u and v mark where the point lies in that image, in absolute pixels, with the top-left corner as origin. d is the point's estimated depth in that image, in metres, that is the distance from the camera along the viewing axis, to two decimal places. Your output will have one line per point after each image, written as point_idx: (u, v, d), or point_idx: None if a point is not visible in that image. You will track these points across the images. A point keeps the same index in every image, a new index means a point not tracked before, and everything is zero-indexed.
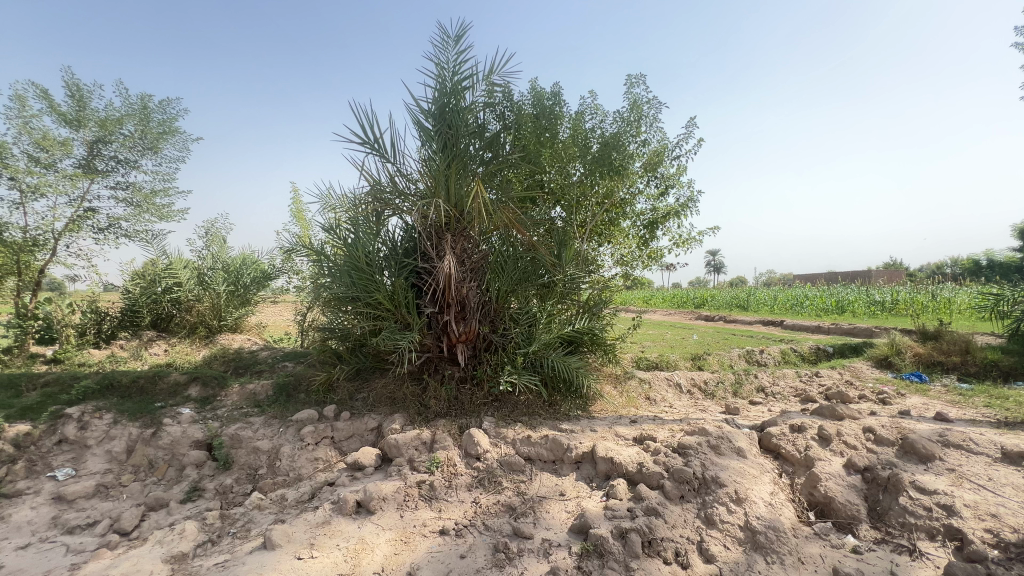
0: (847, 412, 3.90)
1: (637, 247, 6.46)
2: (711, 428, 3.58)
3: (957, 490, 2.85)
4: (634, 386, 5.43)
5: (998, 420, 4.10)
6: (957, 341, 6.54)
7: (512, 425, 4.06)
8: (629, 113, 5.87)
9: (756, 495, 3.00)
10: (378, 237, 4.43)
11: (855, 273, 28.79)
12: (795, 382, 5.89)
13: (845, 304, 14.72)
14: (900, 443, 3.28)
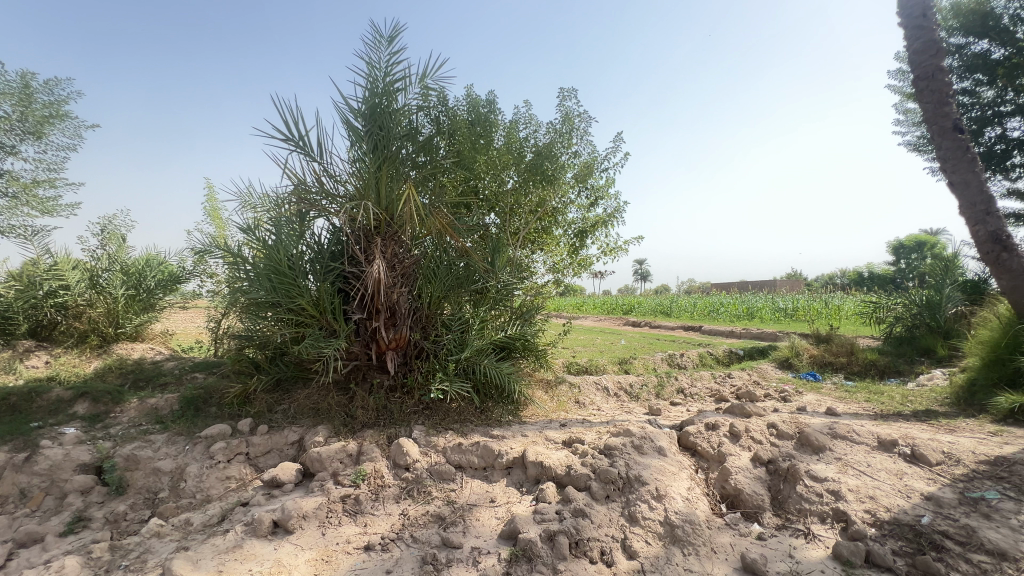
0: (755, 409, 4.25)
1: (568, 254, 6.63)
2: (634, 429, 3.75)
3: (843, 476, 3.20)
4: (564, 390, 5.57)
5: (876, 413, 4.66)
6: (844, 344, 7.37)
7: (442, 432, 3.99)
8: (561, 125, 6.05)
9: (674, 490, 3.18)
10: (302, 239, 4.20)
11: (763, 282, 31.53)
12: (710, 383, 6.33)
13: (754, 311, 16.08)
14: (798, 436, 3.62)
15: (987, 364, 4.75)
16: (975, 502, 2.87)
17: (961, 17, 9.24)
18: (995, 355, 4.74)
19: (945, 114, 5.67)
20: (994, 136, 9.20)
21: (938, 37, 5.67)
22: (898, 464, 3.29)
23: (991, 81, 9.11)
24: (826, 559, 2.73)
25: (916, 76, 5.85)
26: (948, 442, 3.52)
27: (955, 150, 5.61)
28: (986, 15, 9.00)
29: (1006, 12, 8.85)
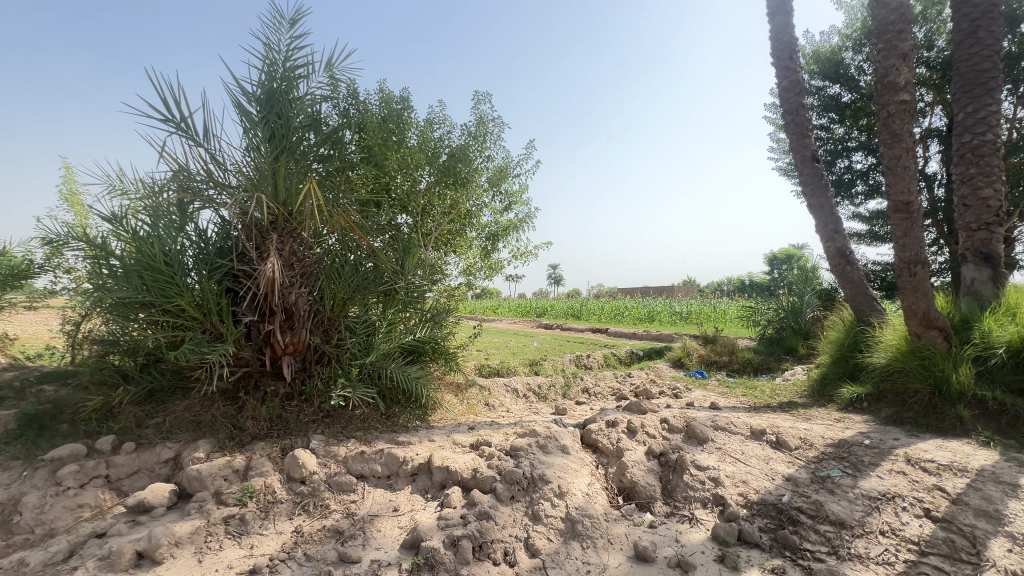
0: (650, 406, 4.57)
1: (480, 257, 6.65)
2: (540, 429, 3.85)
3: (722, 464, 3.56)
4: (474, 393, 5.57)
5: (750, 405, 5.24)
6: (726, 345, 8.22)
7: (344, 441, 3.77)
8: (475, 128, 6.07)
9: (576, 487, 3.31)
10: (183, 232, 3.76)
11: (661, 287, 34.13)
12: (613, 382, 6.71)
13: (654, 314, 17.37)
14: (685, 429, 3.95)
15: (835, 361, 5.56)
16: (823, 480, 3.30)
17: (820, 63, 10.78)
18: (841, 353, 5.55)
19: (806, 145, 6.57)
20: (843, 166, 10.83)
21: (802, 78, 6.55)
22: (765, 451, 3.72)
23: (841, 120, 10.72)
24: (706, 540, 3.00)
25: (784, 110, 6.71)
26: (805, 429, 4.04)
27: (813, 176, 6.52)
28: (839, 64, 10.58)
29: (853, 63, 10.48)
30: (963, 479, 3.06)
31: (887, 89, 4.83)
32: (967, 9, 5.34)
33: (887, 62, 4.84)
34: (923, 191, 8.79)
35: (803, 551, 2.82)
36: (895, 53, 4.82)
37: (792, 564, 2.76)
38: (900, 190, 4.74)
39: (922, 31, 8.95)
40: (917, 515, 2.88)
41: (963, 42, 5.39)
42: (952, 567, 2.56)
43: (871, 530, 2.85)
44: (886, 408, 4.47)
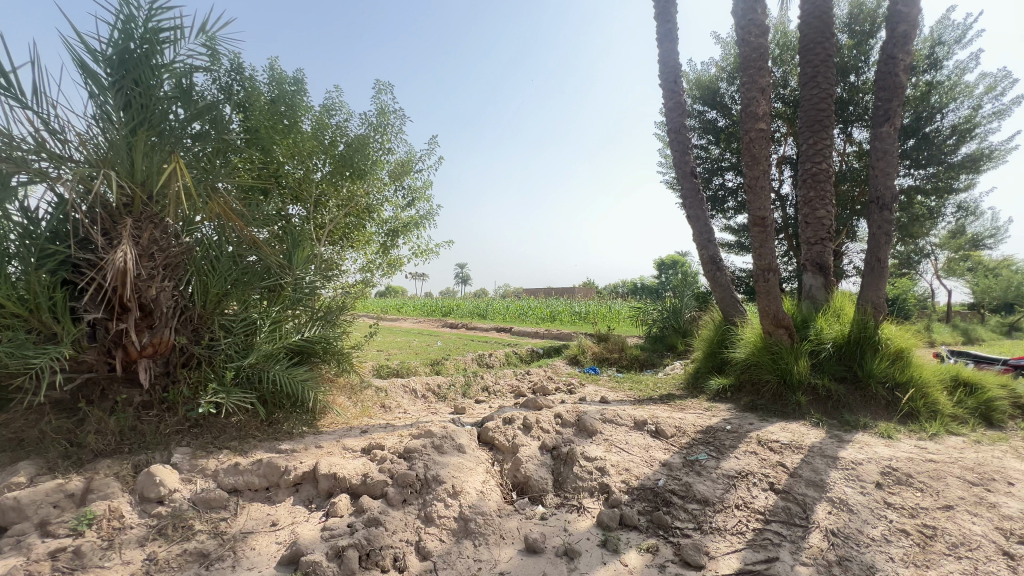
0: (545, 403, 4.75)
1: (378, 254, 6.38)
2: (436, 429, 3.80)
3: (608, 454, 3.79)
4: (369, 395, 5.34)
5: (635, 398, 5.67)
6: (616, 343, 8.84)
7: (214, 453, 3.38)
8: (375, 119, 5.82)
9: (470, 486, 3.31)
10: (2, 211, 3.10)
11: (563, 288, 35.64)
12: (512, 380, 6.86)
13: (556, 313, 18.11)
14: (577, 423, 4.17)
15: (706, 356, 6.22)
16: (692, 463, 3.66)
17: (701, 89, 12.03)
18: (711, 349, 6.23)
19: (687, 161, 7.29)
20: (718, 183, 12.19)
21: (684, 100, 7.25)
22: (645, 440, 4.04)
23: (717, 142, 12.05)
24: (591, 527, 3.18)
25: (669, 128, 7.38)
26: (680, 418, 4.46)
27: (691, 190, 7.24)
28: (715, 92, 11.89)
29: (727, 93, 11.79)
30: (799, 455, 3.58)
31: (749, 117, 5.54)
32: (811, 56, 6.30)
33: (750, 94, 5.55)
34: (778, 209, 10.19)
35: (673, 529, 3.11)
36: (756, 87, 5.54)
37: (664, 541, 3.03)
38: (758, 206, 5.44)
39: (779, 71, 10.39)
40: (764, 488, 3.31)
41: (807, 83, 6.35)
42: (788, 531, 2.98)
43: (729, 505, 3.21)
44: (745, 396, 5.11)
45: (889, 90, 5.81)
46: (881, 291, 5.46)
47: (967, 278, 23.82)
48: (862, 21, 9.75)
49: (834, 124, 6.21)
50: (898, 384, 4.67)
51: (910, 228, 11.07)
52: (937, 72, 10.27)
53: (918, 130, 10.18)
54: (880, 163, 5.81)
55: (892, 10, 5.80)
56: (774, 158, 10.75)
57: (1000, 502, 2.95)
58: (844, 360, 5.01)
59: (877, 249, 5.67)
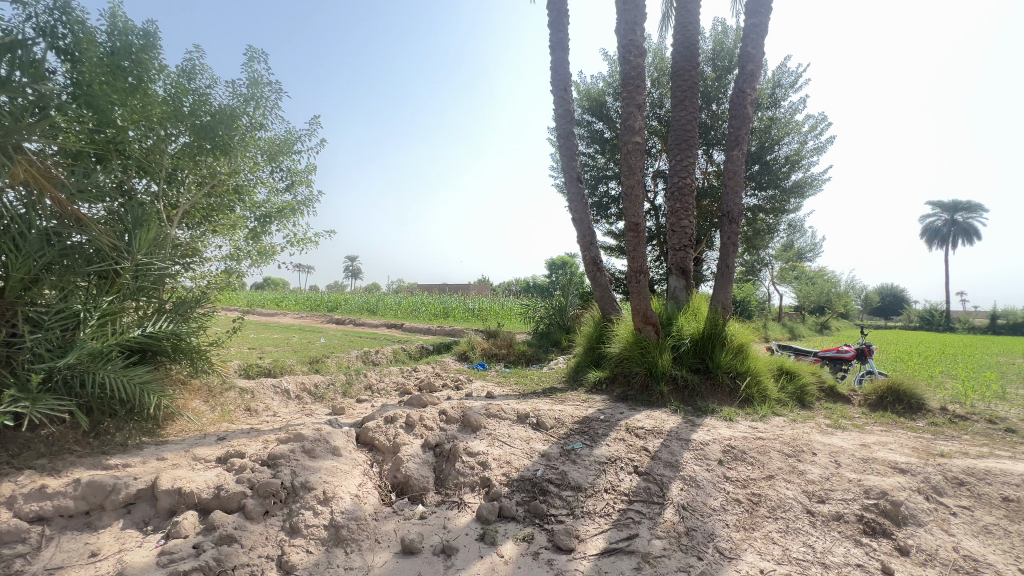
0: (430, 400, 4.67)
1: (246, 240, 5.71)
2: (308, 432, 3.52)
3: (491, 448, 3.84)
4: (232, 398, 4.78)
5: (519, 392, 5.84)
6: (506, 339, 9.05)
7: (12, 474, 2.74)
8: (247, 89, 5.22)
9: (343, 490, 3.12)
10: None
11: (458, 285, 35.56)
12: (398, 377, 6.63)
13: (449, 310, 18.00)
14: (461, 418, 4.16)
15: (586, 351, 6.63)
16: (568, 452, 3.85)
17: (589, 101, 12.80)
18: (590, 345, 6.65)
19: (574, 167, 7.69)
20: (603, 191, 13.06)
21: (572, 109, 7.64)
22: (527, 432, 4.16)
23: (602, 151, 12.90)
24: (471, 522, 3.20)
25: (558, 134, 7.72)
26: (559, 410, 4.67)
27: (577, 194, 7.66)
28: (602, 105, 12.73)
29: (613, 107, 12.65)
30: (660, 440, 3.97)
31: (628, 130, 6.01)
32: (680, 81, 7.03)
33: (628, 109, 6.04)
34: (652, 218, 11.25)
35: (548, 516, 3.25)
36: (634, 103, 6.03)
37: (540, 529, 3.15)
38: (633, 213, 5.92)
39: (656, 93, 11.45)
40: (629, 471, 3.61)
41: (677, 106, 7.08)
42: (647, 508, 3.27)
43: (598, 490, 3.44)
44: (617, 387, 5.54)
45: (739, 119, 6.71)
46: (729, 293, 6.29)
47: (794, 285, 28.60)
48: (723, 58, 11.15)
49: (698, 144, 7.00)
50: (739, 373, 5.42)
51: (753, 240, 12.96)
52: (777, 110, 12.14)
53: (762, 157, 11.94)
54: (731, 182, 6.69)
55: (743, 50, 6.70)
56: (649, 171, 11.83)
57: (806, 468, 3.54)
58: (699, 353, 5.67)
59: (726, 257, 6.51)
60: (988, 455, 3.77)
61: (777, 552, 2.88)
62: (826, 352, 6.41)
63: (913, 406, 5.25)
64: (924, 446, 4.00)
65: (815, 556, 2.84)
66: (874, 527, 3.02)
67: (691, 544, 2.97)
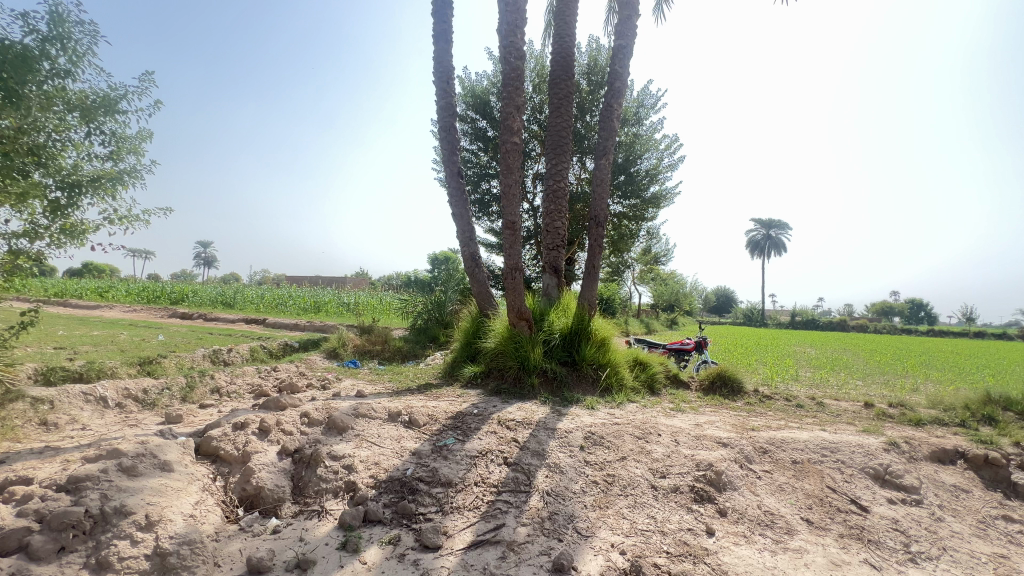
0: (290, 401, 4.26)
1: (46, 215, 4.57)
2: (129, 446, 2.97)
3: (358, 450, 3.63)
4: (22, 410, 3.83)
5: (393, 390, 5.63)
6: (380, 336, 8.72)
7: None
8: (48, 27, 4.22)
9: (173, 511, 2.68)
10: None
11: (332, 278, 33.23)
12: (254, 378, 5.93)
13: (321, 304, 16.73)
14: (326, 420, 3.87)
15: (463, 346, 6.64)
16: (440, 449, 3.81)
17: (473, 97, 12.88)
18: (467, 340, 6.69)
19: (454, 162, 7.64)
20: (485, 188, 13.23)
21: (454, 103, 7.60)
22: (398, 430, 4.01)
23: (485, 149, 13.06)
24: (332, 530, 3.00)
25: (440, 127, 7.62)
26: (433, 406, 4.60)
27: (457, 189, 7.64)
28: (485, 103, 12.83)
29: (496, 107, 12.85)
30: (528, 430, 4.13)
31: (507, 130, 6.15)
32: (557, 89, 7.39)
33: (507, 110, 6.17)
34: (530, 217, 11.72)
35: (417, 516, 3.18)
36: (513, 104, 6.19)
37: (407, 530, 3.06)
38: (511, 212, 6.08)
39: (536, 98, 11.92)
40: (499, 463, 3.69)
41: (553, 112, 7.43)
42: (515, 497, 3.39)
43: (468, 484, 3.46)
44: (491, 381, 5.66)
45: (607, 132, 7.28)
46: (595, 291, 6.80)
47: (652, 285, 32.14)
48: (596, 73, 12.01)
49: (571, 151, 7.43)
50: (601, 365, 5.89)
51: (618, 243, 14.26)
52: (640, 127, 13.46)
53: (627, 169, 13.17)
54: (598, 189, 7.24)
55: (612, 69, 7.28)
56: (528, 172, 12.29)
57: (653, 447, 3.97)
58: (567, 347, 6.04)
59: (593, 258, 7.04)
60: (784, 427, 4.62)
61: (626, 525, 3.19)
62: (672, 345, 7.29)
63: (735, 389, 6.23)
64: (741, 423, 4.76)
65: (656, 526, 3.20)
66: (702, 495, 3.50)
67: (552, 527, 3.14)
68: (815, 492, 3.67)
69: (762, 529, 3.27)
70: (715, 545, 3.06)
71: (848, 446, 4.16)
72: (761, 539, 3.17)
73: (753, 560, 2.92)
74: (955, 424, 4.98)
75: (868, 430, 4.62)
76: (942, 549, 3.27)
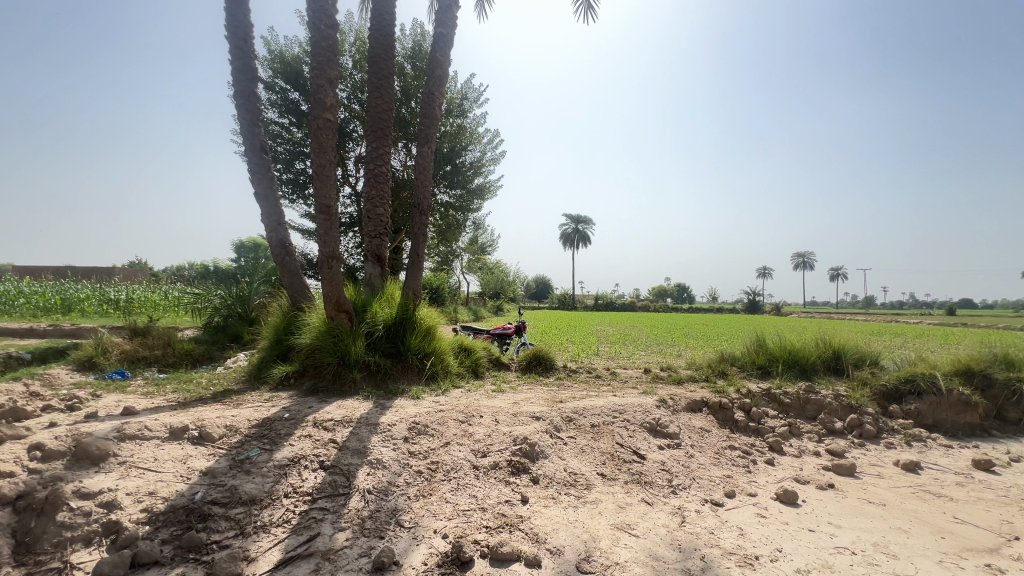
0: (12, 432, 3.19)
1: None
2: None
3: (123, 481, 2.91)
4: None
5: (178, 402, 4.69)
6: (161, 336, 7.15)
7: None
8: None
9: None
10: None
11: (90, 269, 26.07)
12: None
13: (73, 303, 13.03)
14: (72, 451, 3.01)
15: (271, 344, 5.91)
16: (242, 462, 3.31)
17: (282, 64, 11.46)
18: (277, 337, 5.97)
19: (257, 134, 6.69)
20: (301, 168, 11.95)
21: (254, 65, 6.61)
22: (184, 449, 3.35)
23: (298, 124, 11.73)
24: None
25: (236, 91, 6.55)
26: (231, 415, 3.97)
27: (261, 166, 6.70)
28: (298, 74, 11.49)
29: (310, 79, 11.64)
30: (348, 429, 3.89)
31: (318, 105, 5.60)
32: (376, 67, 7.02)
33: (317, 81, 5.62)
34: (352, 202, 11.01)
35: (208, 547, 2.71)
36: (324, 76, 5.67)
37: (195, 565, 2.59)
38: (325, 195, 5.59)
39: (357, 75, 11.18)
40: (314, 468, 3.38)
41: (372, 91, 7.03)
42: (331, 503, 3.15)
43: (277, 497, 3.09)
44: (306, 381, 5.17)
45: (429, 120, 7.23)
46: (419, 280, 6.73)
47: (479, 274, 33.46)
48: (421, 59, 11.80)
49: (392, 134, 7.16)
50: (426, 354, 5.88)
51: (446, 232, 14.45)
52: (465, 119, 13.73)
53: (452, 159, 13.33)
54: (421, 176, 7.16)
55: (433, 55, 7.22)
56: (350, 154, 11.51)
57: (474, 429, 4.13)
58: (392, 337, 5.87)
59: (417, 247, 6.95)
60: (586, 397, 5.29)
61: (448, 509, 3.26)
62: (495, 330, 7.69)
63: (548, 367, 6.89)
64: (552, 397, 5.29)
65: (477, 503, 3.35)
66: (518, 467, 3.79)
67: (373, 526, 3.02)
68: (608, 449, 4.30)
69: (567, 488, 3.70)
70: (528, 511, 3.34)
71: (632, 407, 4.97)
72: (566, 498, 3.58)
73: (559, 518, 3.28)
74: (702, 380, 6.39)
75: (646, 392, 5.60)
76: (692, 478, 4.16)
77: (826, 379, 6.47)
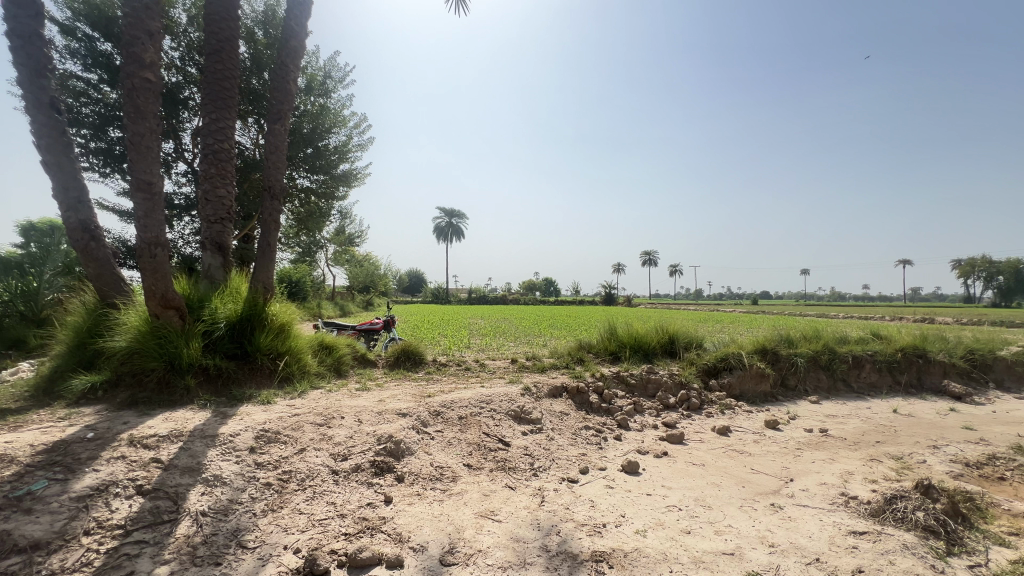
0: None
1: None
2: None
3: None
4: None
5: None
6: None
7: None
8: None
9: None
10: None
11: None
12: None
13: None
14: None
15: (70, 351, 4.79)
16: (19, 499, 2.61)
17: (87, 6, 9.32)
18: (78, 341, 4.85)
19: (45, 90, 5.34)
20: (115, 137, 9.92)
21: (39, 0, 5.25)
22: None
23: (111, 83, 9.68)
24: None
25: (9, 30, 5.13)
26: (5, 441, 3.12)
27: (51, 128, 5.35)
28: (110, 21, 9.46)
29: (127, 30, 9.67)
30: (176, 445, 3.33)
31: (132, 60, 4.65)
32: (214, 28, 6.08)
33: (132, 31, 4.67)
34: (185, 181, 9.45)
35: None
36: (141, 27, 4.73)
37: None
38: (144, 169, 4.67)
39: (192, 33, 9.60)
40: (128, 495, 2.83)
41: (209, 54, 6.08)
42: (152, 534, 2.67)
43: (72, 537, 2.51)
44: (122, 392, 4.30)
45: (281, 95, 6.50)
46: (271, 274, 6.06)
47: (346, 268, 31.53)
48: (273, 26, 10.57)
49: (237, 107, 6.30)
50: (279, 354, 5.34)
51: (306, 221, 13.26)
52: (328, 99, 12.70)
53: (314, 141, 12.24)
54: (273, 157, 6.43)
55: (286, 23, 6.50)
56: (183, 125, 9.87)
57: (334, 432, 3.86)
58: (236, 337, 5.19)
59: (269, 236, 6.23)
60: (454, 390, 5.30)
61: (301, 521, 3.00)
62: (361, 325, 7.29)
63: (417, 361, 6.75)
64: (420, 392, 5.20)
65: (334, 510, 3.14)
66: (381, 467, 3.64)
67: (208, 553, 2.64)
68: (474, 439, 4.36)
69: (433, 483, 3.67)
70: (392, 511, 3.23)
71: (498, 397, 5.12)
72: (431, 492, 3.55)
73: (423, 514, 3.24)
74: (563, 367, 6.87)
75: (512, 381, 5.83)
76: (552, 459, 4.45)
77: (663, 361, 7.43)
